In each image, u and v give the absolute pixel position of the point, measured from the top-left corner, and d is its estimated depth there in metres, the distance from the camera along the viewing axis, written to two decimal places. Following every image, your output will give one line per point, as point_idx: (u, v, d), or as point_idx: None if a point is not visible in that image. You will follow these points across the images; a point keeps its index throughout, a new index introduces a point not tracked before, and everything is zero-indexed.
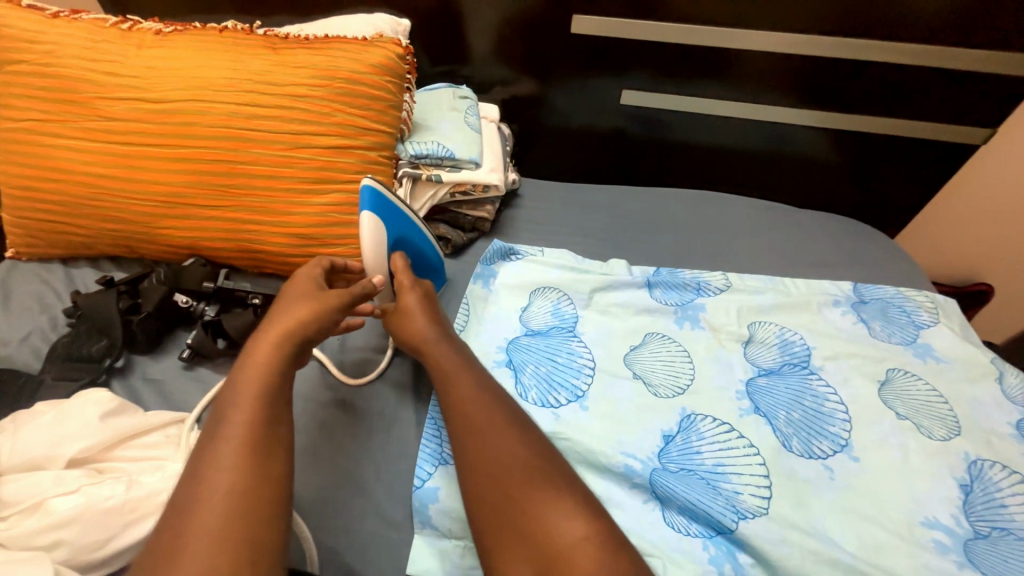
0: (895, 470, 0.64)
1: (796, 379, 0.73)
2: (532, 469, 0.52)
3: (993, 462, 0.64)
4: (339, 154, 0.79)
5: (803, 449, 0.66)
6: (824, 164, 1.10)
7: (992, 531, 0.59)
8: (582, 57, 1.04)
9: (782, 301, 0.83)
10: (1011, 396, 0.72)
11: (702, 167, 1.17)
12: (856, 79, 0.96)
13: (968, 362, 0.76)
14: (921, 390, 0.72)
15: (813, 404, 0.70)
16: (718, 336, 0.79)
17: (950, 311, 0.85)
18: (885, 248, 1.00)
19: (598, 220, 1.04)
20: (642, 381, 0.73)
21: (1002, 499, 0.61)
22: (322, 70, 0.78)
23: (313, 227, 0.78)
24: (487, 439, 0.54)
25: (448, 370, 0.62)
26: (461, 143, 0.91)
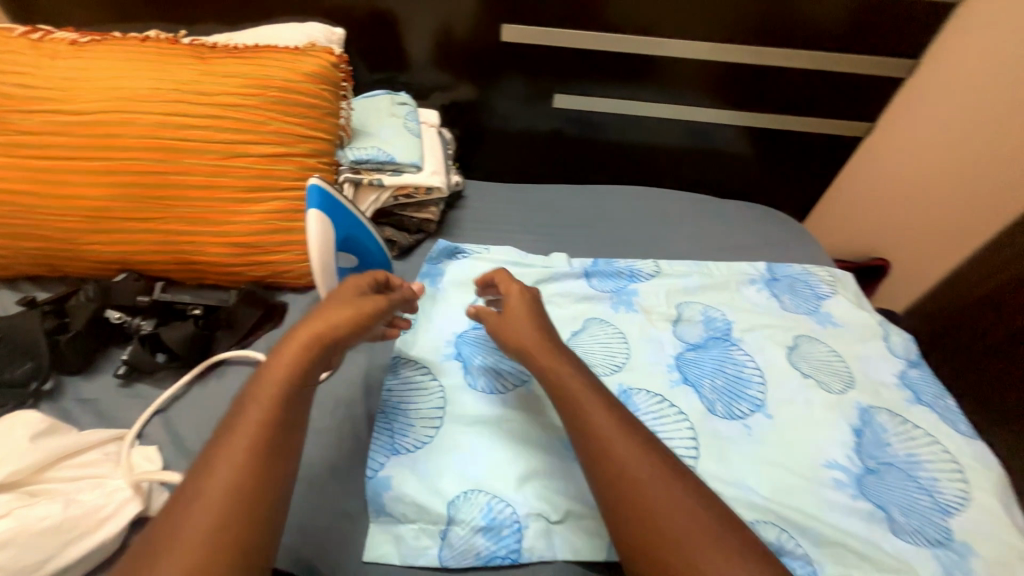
0: (802, 422, 0.73)
1: (718, 350, 0.81)
2: (704, 525, 0.46)
3: (881, 408, 0.74)
4: (277, 162, 0.79)
5: (724, 410, 0.73)
6: (741, 158, 1.21)
7: (879, 466, 0.68)
8: (515, 64, 1.09)
9: (706, 281, 0.92)
10: (894, 351, 0.84)
11: (633, 165, 1.26)
12: (762, 81, 1.08)
13: (862, 327, 0.87)
14: (823, 351, 0.82)
15: (734, 371, 0.78)
16: (650, 316, 0.86)
17: (847, 284, 0.96)
18: (792, 230, 1.12)
19: (541, 218, 1.09)
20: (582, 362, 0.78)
21: (887, 439, 0.71)
22: (254, 79, 0.79)
23: (254, 236, 0.78)
24: (642, 485, 0.48)
25: (580, 399, 0.56)
26: (401, 147, 0.94)
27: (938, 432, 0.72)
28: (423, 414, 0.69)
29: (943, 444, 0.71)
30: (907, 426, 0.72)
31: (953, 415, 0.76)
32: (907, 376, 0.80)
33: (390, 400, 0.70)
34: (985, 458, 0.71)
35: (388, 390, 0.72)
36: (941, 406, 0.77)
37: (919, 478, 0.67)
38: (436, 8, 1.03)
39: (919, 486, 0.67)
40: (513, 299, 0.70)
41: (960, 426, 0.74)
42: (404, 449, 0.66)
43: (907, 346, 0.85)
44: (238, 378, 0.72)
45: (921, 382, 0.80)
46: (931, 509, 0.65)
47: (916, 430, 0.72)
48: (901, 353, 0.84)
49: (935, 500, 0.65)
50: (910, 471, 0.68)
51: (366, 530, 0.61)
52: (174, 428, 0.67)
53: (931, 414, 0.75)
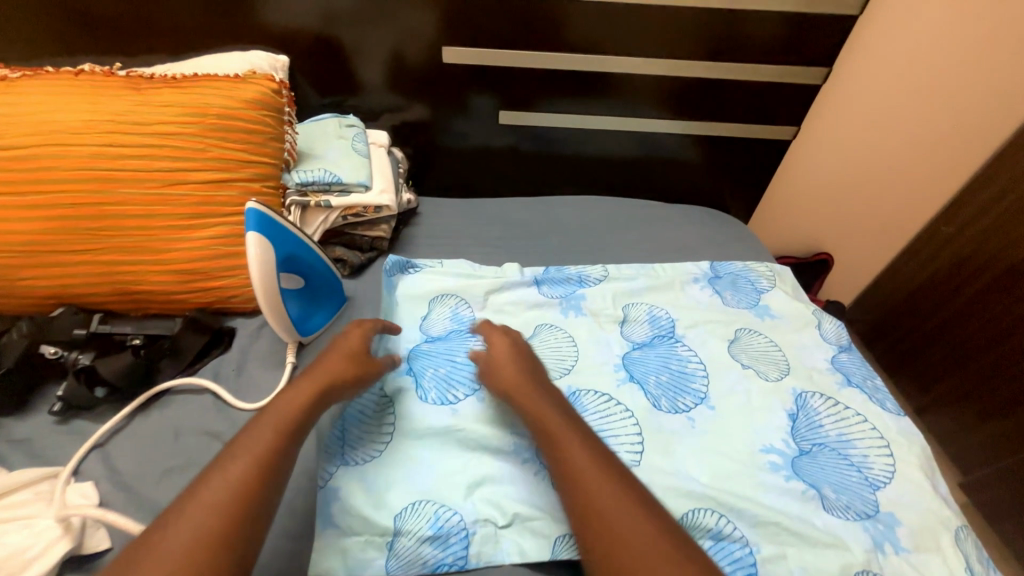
0: (741, 411, 0.76)
1: (664, 348, 0.84)
2: (667, 549, 0.48)
3: (814, 393, 0.79)
4: (218, 188, 0.80)
5: (669, 405, 0.76)
6: (683, 164, 1.27)
7: (813, 447, 0.72)
8: (461, 84, 1.13)
9: (651, 282, 0.95)
10: (826, 338, 0.89)
11: (582, 175, 1.31)
12: (696, 92, 1.14)
13: (797, 317, 0.92)
14: (761, 343, 0.86)
15: (678, 367, 0.81)
16: (598, 320, 0.89)
17: (785, 278, 1.02)
18: (733, 229, 1.18)
19: (494, 230, 1.12)
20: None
21: (819, 421, 0.75)
22: (192, 107, 0.80)
23: (197, 262, 0.78)
24: (609, 513, 0.51)
25: (555, 433, 0.60)
26: (349, 168, 0.95)
27: (868, 411, 0.77)
28: (376, 427, 0.69)
29: (872, 423, 0.75)
30: (839, 408, 0.77)
31: (881, 394, 0.81)
32: (838, 361, 0.85)
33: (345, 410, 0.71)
34: (909, 432, 0.75)
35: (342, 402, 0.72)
36: (870, 387, 0.81)
37: (849, 455, 0.71)
38: (380, 33, 1.06)
39: (849, 463, 0.70)
40: (497, 340, 0.74)
41: (887, 404, 0.79)
42: (354, 461, 0.67)
43: (838, 332, 0.90)
44: (182, 408, 0.71)
45: (851, 365, 0.85)
46: (860, 484, 0.68)
47: (847, 411, 0.76)
48: (833, 339, 0.89)
49: (864, 475, 0.69)
50: (841, 450, 0.72)
51: (309, 551, 0.60)
52: (112, 462, 0.65)
53: (861, 395, 0.79)
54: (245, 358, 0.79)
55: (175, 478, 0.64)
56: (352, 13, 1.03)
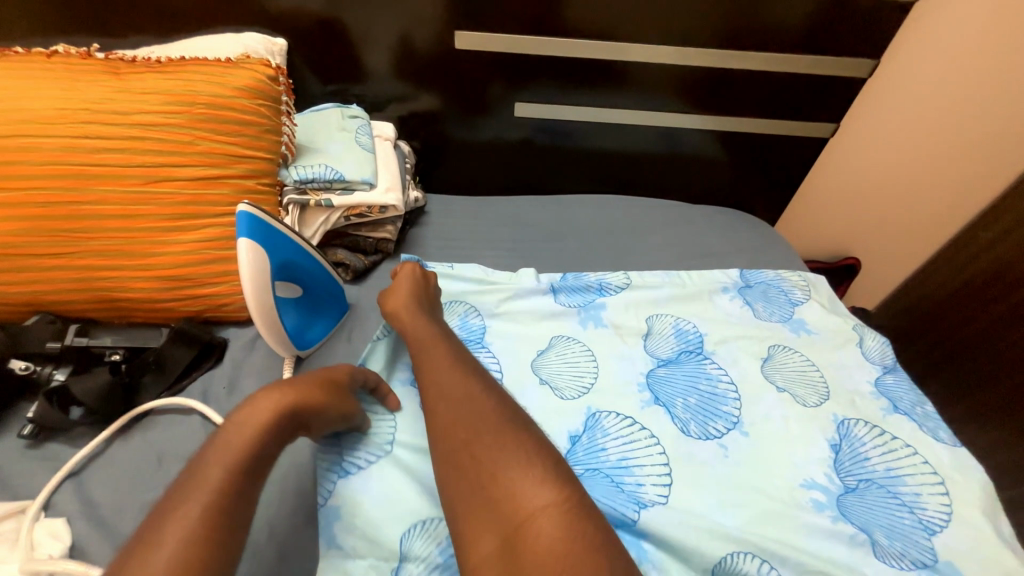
0: (778, 439, 0.69)
1: (691, 366, 0.77)
2: (501, 433, 0.51)
3: (857, 420, 0.72)
4: (207, 186, 0.72)
5: (699, 432, 0.69)
6: (709, 162, 1.19)
7: (859, 484, 0.65)
8: (472, 71, 1.05)
9: (677, 291, 0.88)
10: (870, 357, 0.82)
11: (600, 173, 1.22)
12: (729, 83, 1.06)
13: (836, 332, 0.85)
14: (798, 362, 0.79)
15: (708, 388, 0.74)
16: (620, 333, 0.82)
17: (820, 288, 0.92)
18: (762, 234, 1.10)
19: (508, 232, 1.05)
20: (550, 386, 0.73)
21: (866, 453, 0.68)
22: (178, 95, 0.72)
23: (185, 268, 0.71)
24: (457, 406, 0.54)
25: (427, 344, 0.63)
26: (352, 163, 0.87)
27: (918, 443, 0.70)
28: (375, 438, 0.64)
29: (924, 456, 0.68)
30: (886, 438, 0.70)
31: (932, 422, 0.74)
32: (883, 384, 0.78)
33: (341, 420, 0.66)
34: (967, 464, 0.68)
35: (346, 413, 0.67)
36: (920, 415, 0.74)
37: (901, 493, 0.64)
38: (389, 17, 0.98)
39: (901, 502, 0.64)
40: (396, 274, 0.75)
41: (939, 434, 0.72)
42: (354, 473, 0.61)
43: (882, 350, 0.83)
44: (166, 432, 0.64)
45: (897, 389, 0.78)
46: (913, 527, 0.62)
47: (896, 441, 0.69)
48: (876, 358, 0.82)
49: (918, 517, 0.62)
50: (891, 487, 0.65)
51: None
52: (88, 494, 0.59)
53: (910, 423, 0.72)
54: (237, 374, 0.72)
55: None
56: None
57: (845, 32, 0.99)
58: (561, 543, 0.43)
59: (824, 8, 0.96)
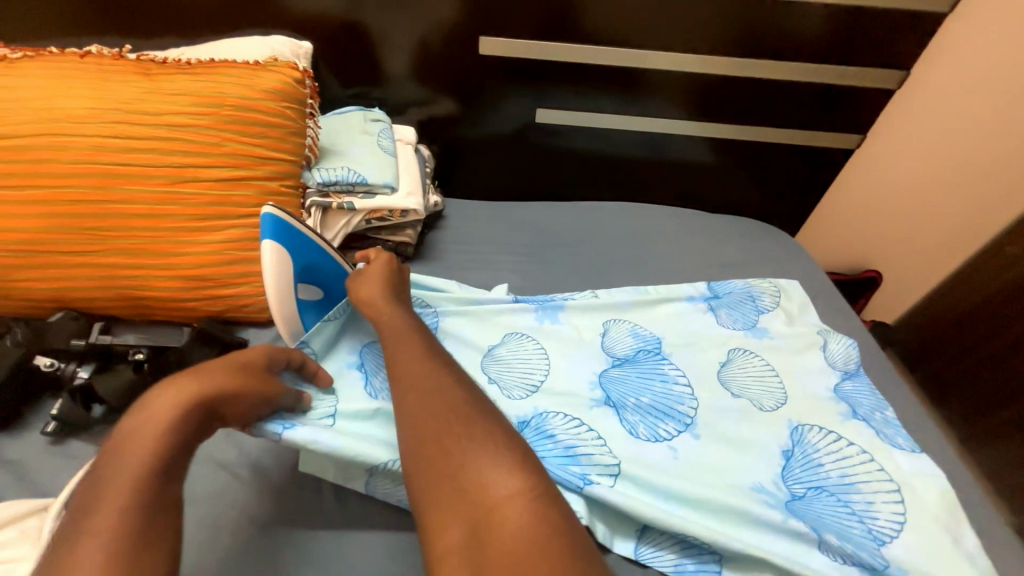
0: (729, 442, 0.67)
1: (648, 365, 0.76)
2: (468, 421, 0.49)
3: (811, 426, 0.69)
4: (233, 187, 0.73)
5: (649, 433, 0.68)
6: (730, 171, 1.18)
7: (807, 492, 0.62)
8: (492, 76, 1.05)
9: (639, 298, 0.87)
10: (832, 362, 0.80)
11: (617, 180, 1.21)
12: (757, 91, 1.04)
13: (797, 336, 0.83)
14: (756, 366, 0.77)
15: (662, 388, 0.73)
16: (578, 330, 0.82)
17: (791, 293, 0.92)
18: (780, 244, 1.09)
19: (524, 238, 1.04)
20: (500, 379, 0.75)
21: (818, 459, 0.65)
22: (207, 97, 0.72)
23: (209, 268, 0.71)
24: (425, 393, 0.52)
25: (396, 333, 0.60)
26: (374, 167, 0.88)
27: (874, 449, 0.67)
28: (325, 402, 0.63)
29: (879, 462, 0.65)
30: (841, 444, 0.67)
31: (892, 429, 0.71)
32: (842, 389, 0.76)
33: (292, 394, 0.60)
34: (926, 471, 0.65)
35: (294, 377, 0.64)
36: (878, 421, 0.72)
37: (852, 501, 0.61)
38: (415, 22, 0.98)
39: (850, 510, 0.60)
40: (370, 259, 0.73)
41: (899, 441, 0.69)
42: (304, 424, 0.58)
43: (846, 354, 0.81)
44: None
45: (857, 394, 0.75)
46: (864, 536, 0.58)
47: (850, 447, 0.67)
48: (839, 363, 0.80)
49: (868, 527, 0.59)
50: (842, 495, 0.62)
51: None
52: None
53: (866, 429, 0.70)
54: None
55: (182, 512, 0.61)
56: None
57: (874, 42, 0.97)
58: (528, 532, 0.42)
59: (856, 17, 0.95)
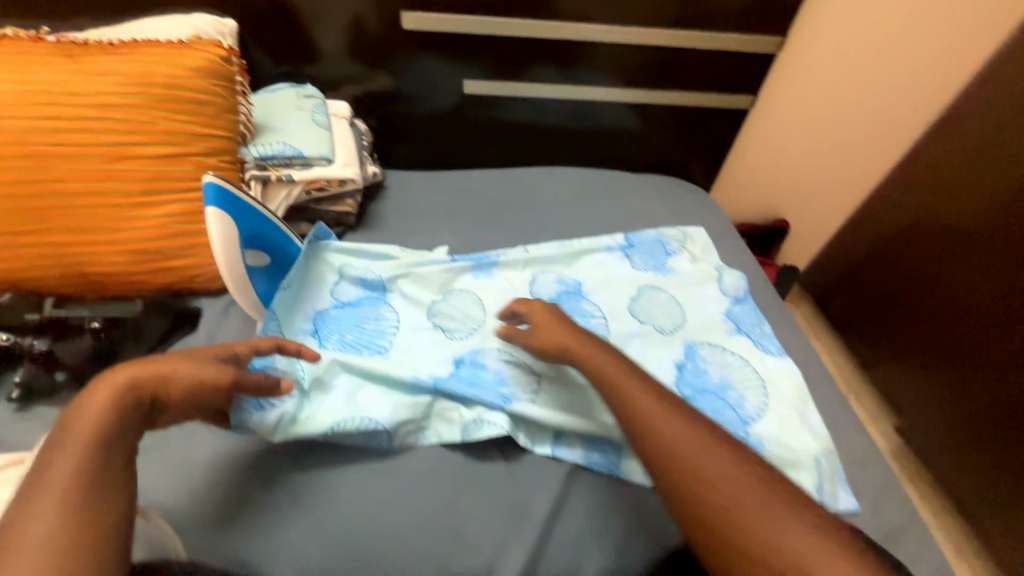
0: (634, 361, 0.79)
1: (569, 304, 0.87)
2: (761, 488, 0.48)
3: (705, 343, 0.82)
4: (168, 163, 0.76)
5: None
6: (647, 134, 1.30)
7: (693, 392, 0.75)
8: (421, 50, 1.10)
9: (568, 250, 0.96)
10: (725, 291, 0.92)
11: (550, 146, 1.31)
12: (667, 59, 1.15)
13: (696, 272, 0.95)
14: (662, 299, 0.89)
15: (581, 322, 0.84)
16: (509, 281, 0.90)
17: (697, 238, 1.05)
18: (689, 195, 1.22)
19: (462, 203, 1.12)
20: (440, 326, 0.82)
21: (705, 368, 0.79)
22: (134, 77, 0.75)
23: (153, 242, 0.76)
24: (690, 454, 0.51)
25: (618, 383, 0.60)
26: (309, 141, 0.92)
27: (750, 357, 0.81)
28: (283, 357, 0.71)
29: (753, 366, 0.80)
30: (724, 354, 0.81)
31: (767, 339, 0.85)
32: (732, 312, 0.88)
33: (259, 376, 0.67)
34: (787, 370, 0.79)
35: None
36: (757, 334, 0.85)
37: (728, 398, 0.75)
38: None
39: (726, 403, 0.74)
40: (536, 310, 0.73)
41: (770, 347, 0.83)
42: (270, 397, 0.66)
43: (737, 283, 0.93)
44: None
45: (743, 315, 0.88)
46: (733, 419, 0.72)
47: (731, 357, 0.81)
48: (731, 291, 0.92)
49: (738, 413, 0.73)
50: (721, 393, 0.75)
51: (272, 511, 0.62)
52: None
53: (747, 342, 0.83)
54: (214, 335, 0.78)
55: (147, 453, 0.66)
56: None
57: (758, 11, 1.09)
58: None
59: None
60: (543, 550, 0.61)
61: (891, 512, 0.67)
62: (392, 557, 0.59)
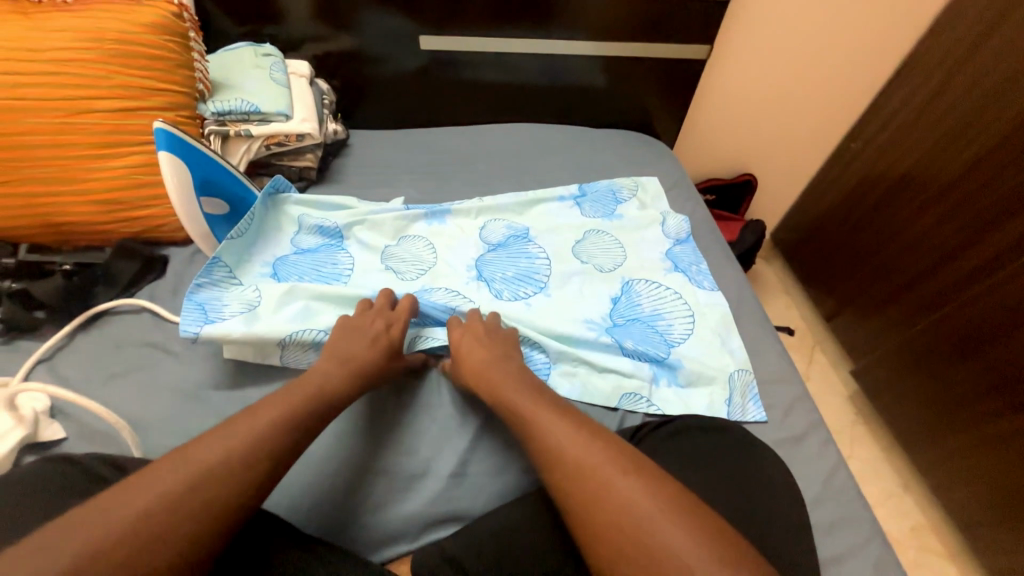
0: (573, 296, 0.85)
1: (516, 247, 0.92)
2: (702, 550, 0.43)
3: (642, 280, 0.88)
4: (126, 117, 0.81)
5: (511, 296, 0.84)
6: (616, 89, 1.28)
7: (624, 321, 0.82)
8: (375, 7, 1.10)
9: (518, 199, 0.99)
10: (667, 233, 0.97)
11: (514, 103, 1.31)
12: (631, 12, 1.13)
13: (641, 216, 0.99)
14: (606, 242, 0.94)
15: (525, 263, 0.89)
16: (461, 228, 0.95)
17: (648, 187, 1.07)
18: (645, 146, 1.25)
19: (423, 159, 1.16)
20: (392, 269, 0.87)
21: (639, 301, 0.85)
22: (87, 32, 0.79)
23: (117, 191, 0.81)
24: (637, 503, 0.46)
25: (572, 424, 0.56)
26: (267, 97, 0.96)
27: (684, 290, 0.86)
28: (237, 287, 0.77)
29: (685, 299, 0.85)
30: (659, 288, 0.86)
31: (702, 276, 0.90)
32: (672, 252, 0.93)
33: (201, 296, 0.74)
34: (715, 303, 0.86)
35: (197, 285, 0.75)
36: (693, 270, 0.91)
37: (657, 326, 0.81)
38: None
39: (655, 330, 0.81)
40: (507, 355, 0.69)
41: (703, 283, 0.89)
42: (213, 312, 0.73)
43: (679, 226, 0.98)
44: (121, 324, 0.78)
45: (682, 254, 0.93)
46: (658, 342, 0.79)
47: (666, 291, 0.86)
48: (673, 233, 0.97)
49: (664, 338, 0.80)
50: (651, 322, 0.82)
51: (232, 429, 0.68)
52: (59, 373, 0.72)
53: (682, 278, 0.88)
54: (181, 279, 0.84)
55: (119, 380, 0.72)
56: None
57: None
58: None
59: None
60: (471, 458, 0.68)
61: (795, 422, 0.75)
62: (343, 461, 0.65)
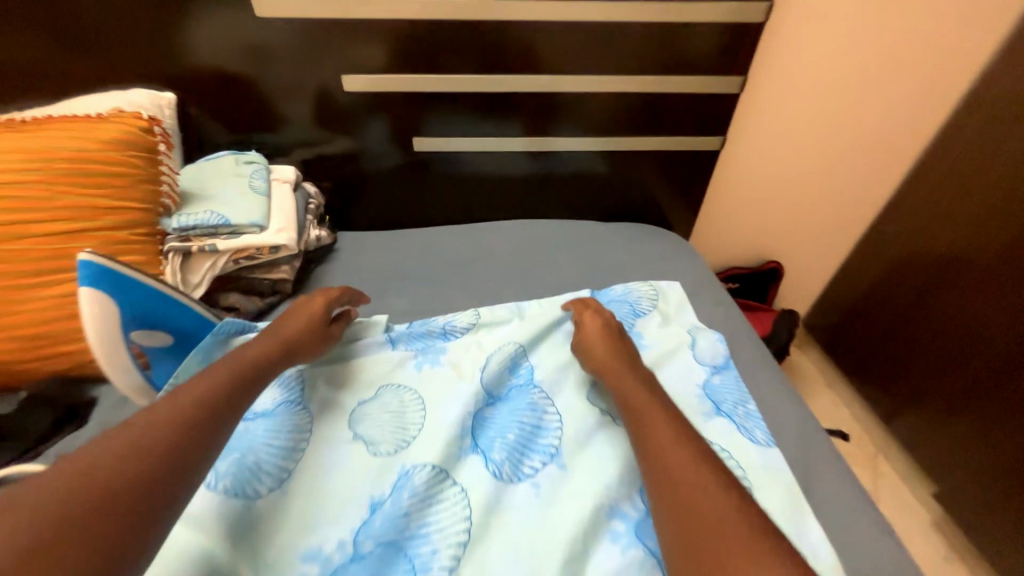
0: (594, 463, 0.65)
1: (520, 400, 0.73)
2: None
3: None
4: (68, 239, 0.71)
5: (512, 473, 0.64)
6: (625, 181, 1.19)
7: None
8: (369, 112, 1.05)
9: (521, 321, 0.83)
10: (700, 358, 0.79)
11: (514, 198, 1.22)
12: (637, 106, 1.06)
13: (666, 338, 0.83)
14: None
15: (531, 420, 0.70)
16: (457, 368, 0.76)
17: (670, 295, 0.90)
18: (657, 240, 1.13)
19: (414, 264, 1.04)
20: (366, 437, 0.67)
21: None
22: (39, 152, 0.72)
23: (43, 325, 0.68)
24: None
25: None
26: (241, 208, 0.87)
27: (732, 447, 0.68)
28: None
29: (736, 460, 0.67)
30: None
31: (752, 422, 0.71)
32: (710, 386, 0.75)
33: None
34: (776, 467, 0.66)
35: None
36: (740, 415, 0.72)
37: None
38: (300, 68, 0.99)
39: None
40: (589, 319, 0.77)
41: (756, 434, 0.70)
42: None
43: (714, 349, 0.81)
44: None
45: (723, 389, 0.75)
46: None
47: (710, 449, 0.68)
48: (707, 358, 0.80)
49: None
50: None
51: None
52: None
53: (729, 426, 0.70)
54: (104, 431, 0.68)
55: None
56: (265, 46, 0.96)
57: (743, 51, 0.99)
58: None
59: (736, 27, 0.97)
60: None
61: None
62: None
